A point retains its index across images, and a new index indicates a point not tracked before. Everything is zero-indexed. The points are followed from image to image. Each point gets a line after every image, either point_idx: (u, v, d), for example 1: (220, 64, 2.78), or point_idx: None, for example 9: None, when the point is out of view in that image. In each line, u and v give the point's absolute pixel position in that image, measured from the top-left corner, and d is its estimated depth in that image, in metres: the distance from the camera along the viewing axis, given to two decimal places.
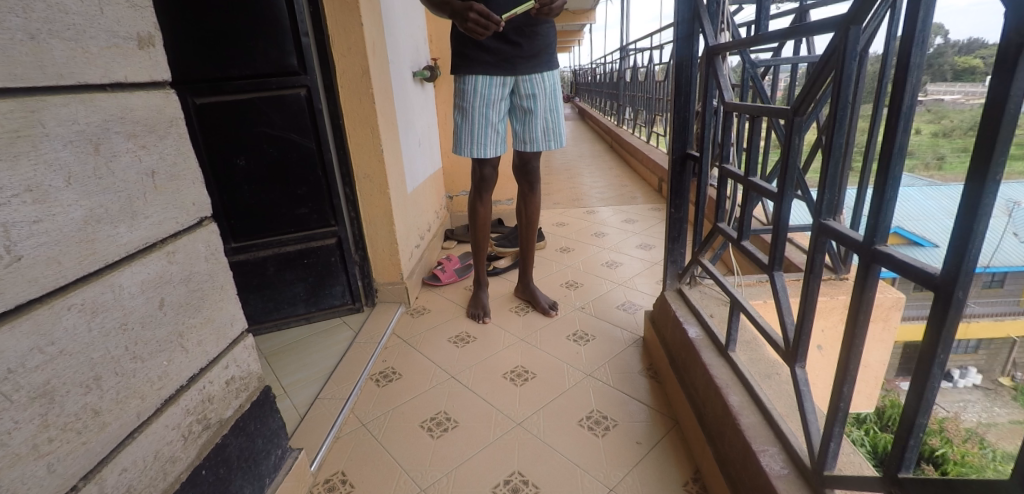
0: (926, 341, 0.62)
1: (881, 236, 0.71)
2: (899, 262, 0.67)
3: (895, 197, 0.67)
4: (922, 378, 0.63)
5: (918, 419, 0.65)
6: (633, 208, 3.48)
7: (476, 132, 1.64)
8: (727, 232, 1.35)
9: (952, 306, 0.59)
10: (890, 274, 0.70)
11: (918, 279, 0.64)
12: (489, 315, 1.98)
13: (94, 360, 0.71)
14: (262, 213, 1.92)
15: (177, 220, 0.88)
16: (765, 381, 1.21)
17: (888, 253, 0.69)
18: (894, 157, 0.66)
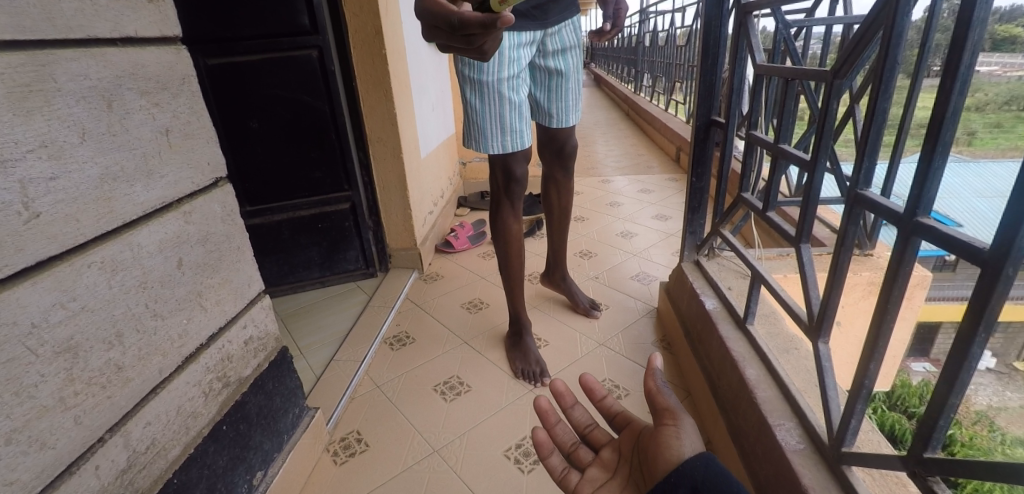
0: (967, 321, 0.60)
1: (924, 207, 0.69)
2: (943, 237, 0.65)
3: (943, 166, 0.65)
4: (959, 358, 0.62)
5: (950, 400, 0.64)
6: (650, 178, 3.40)
7: (509, 115, 1.33)
8: (752, 202, 1.32)
9: (998, 282, 0.56)
10: (931, 248, 0.68)
11: (969, 256, 0.61)
12: (548, 374, 1.45)
13: (115, 316, 0.72)
14: (277, 176, 1.92)
15: (193, 180, 0.87)
16: (783, 356, 1.20)
17: (930, 227, 0.67)
18: (947, 122, 0.63)
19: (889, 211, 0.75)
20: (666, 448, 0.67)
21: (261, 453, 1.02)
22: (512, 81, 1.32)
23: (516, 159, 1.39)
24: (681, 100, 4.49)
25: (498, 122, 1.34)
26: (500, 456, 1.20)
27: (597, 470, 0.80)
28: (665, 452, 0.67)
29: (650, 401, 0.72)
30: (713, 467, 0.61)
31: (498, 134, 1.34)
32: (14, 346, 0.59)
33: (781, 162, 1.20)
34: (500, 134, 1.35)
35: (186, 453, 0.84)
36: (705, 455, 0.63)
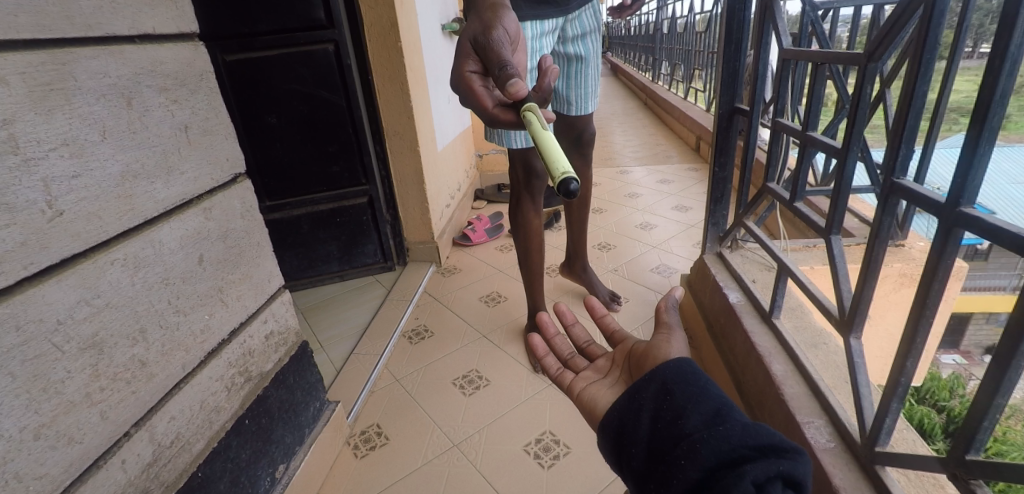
0: (1016, 317, 0.57)
1: (968, 197, 0.65)
2: (988, 227, 0.61)
3: (990, 152, 0.61)
4: (1007, 357, 0.58)
5: (996, 400, 0.61)
6: (669, 168, 3.34)
7: None
8: (778, 193, 1.27)
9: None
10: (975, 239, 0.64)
11: (1015, 246, 0.58)
12: None
13: (139, 312, 0.72)
14: (295, 171, 1.93)
15: (213, 176, 0.88)
16: (811, 351, 1.16)
17: (974, 217, 0.63)
18: (995, 105, 0.59)
19: (929, 201, 0.72)
20: (657, 351, 0.67)
21: (283, 446, 1.03)
22: None
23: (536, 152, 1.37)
24: (701, 88, 4.40)
25: None
26: (519, 451, 1.19)
27: (591, 372, 0.80)
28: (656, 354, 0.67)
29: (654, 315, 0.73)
30: (688, 367, 0.61)
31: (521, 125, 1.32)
32: (40, 343, 0.59)
33: (810, 150, 1.15)
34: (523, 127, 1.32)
35: (210, 447, 0.85)
36: (681, 358, 0.63)
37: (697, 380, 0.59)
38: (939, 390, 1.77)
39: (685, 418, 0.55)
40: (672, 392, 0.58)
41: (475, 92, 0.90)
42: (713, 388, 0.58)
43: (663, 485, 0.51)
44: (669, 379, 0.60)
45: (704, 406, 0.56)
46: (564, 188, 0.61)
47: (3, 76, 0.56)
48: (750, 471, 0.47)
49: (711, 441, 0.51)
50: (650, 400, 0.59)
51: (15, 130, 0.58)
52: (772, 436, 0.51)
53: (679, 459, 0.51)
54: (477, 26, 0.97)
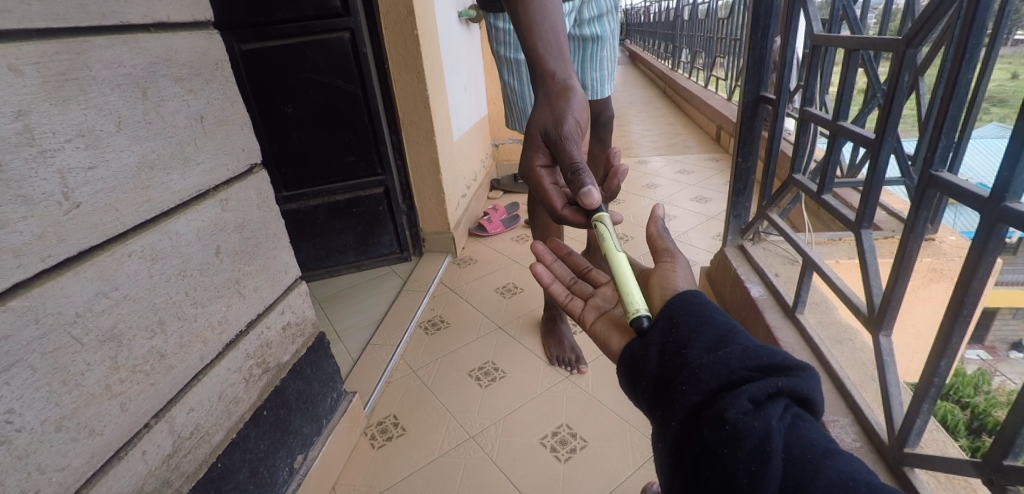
0: None
1: (1015, 192, 0.63)
2: None
3: None
4: None
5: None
6: (688, 158, 3.27)
7: None
8: (805, 184, 1.23)
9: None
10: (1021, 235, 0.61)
11: None
12: (585, 361, 1.42)
13: (157, 304, 0.72)
14: (312, 161, 1.93)
15: (229, 167, 0.87)
16: (836, 348, 1.12)
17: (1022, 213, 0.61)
18: None
19: (970, 195, 0.69)
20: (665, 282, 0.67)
21: (301, 437, 1.03)
22: None
23: None
24: (722, 76, 4.29)
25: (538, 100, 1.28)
26: (535, 443, 1.18)
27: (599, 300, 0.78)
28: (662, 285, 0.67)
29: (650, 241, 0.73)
30: (693, 298, 0.59)
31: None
32: (59, 336, 0.59)
33: (840, 140, 1.10)
34: None
35: (229, 437, 0.85)
36: (688, 290, 0.60)
37: (702, 310, 0.57)
38: (963, 386, 1.69)
39: (690, 347, 0.53)
40: (677, 325, 0.56)
41: (546, 188, 0.89)
42: (719, 316, 0.56)
43: (668, 410, 0.50)
44: (675, 311, 0.58)
45: (708, 334, 0.54)
46: (634, 329, 0.60)
47: (18, 66, 0.56)
48: (747, 389, 0.46)
49: (713, 368, 0.49)
50: (656, 333, 0.57)
51: (31, 121, 0.57)
52: (775, 357, 0.49)
53: (680, 386, 0.49)
54: (546, 116, 0.92)
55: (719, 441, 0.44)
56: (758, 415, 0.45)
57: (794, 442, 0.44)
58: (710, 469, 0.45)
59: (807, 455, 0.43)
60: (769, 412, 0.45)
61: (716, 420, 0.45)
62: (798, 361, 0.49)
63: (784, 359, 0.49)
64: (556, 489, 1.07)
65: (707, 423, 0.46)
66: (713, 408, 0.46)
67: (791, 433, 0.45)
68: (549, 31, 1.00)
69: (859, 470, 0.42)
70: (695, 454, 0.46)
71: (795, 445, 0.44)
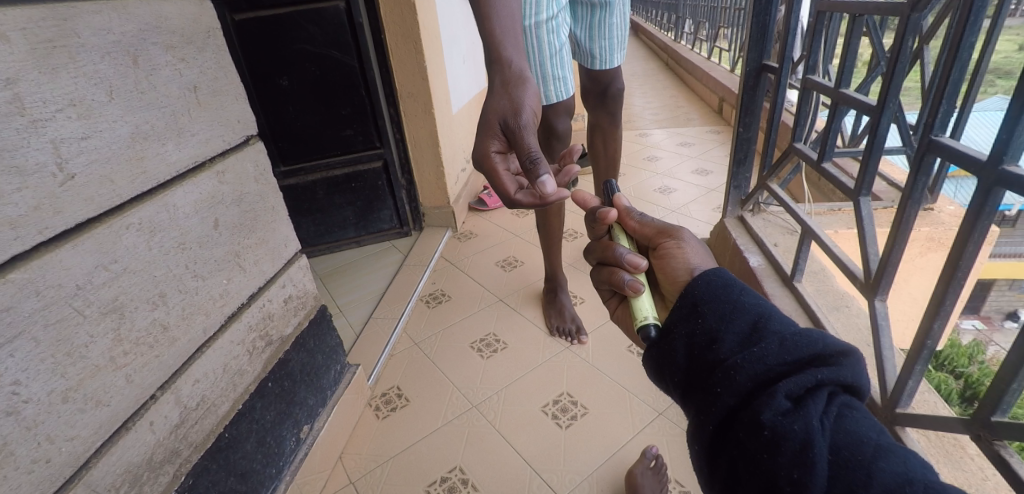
0: None
1: (1012, 154, 0.62)
2: None
3: None
4: None
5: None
6: (690, 131, 3.23)
7: (551, 63, 1.16)
8: (805, 153, 1.21)
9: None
10: (1015, 198, 0.62)
11: None
12: (584, 330, 1.43)
13: (157, 277, 0.72)
14: (308, 135, 1.90)
15: (224, 138, 0.86)
16: (833, 314, 1.13)
17: (1018, 175, 0.60)
18: None
19: (970, 158, 0.68)
20: (673, 262, 0.64)
21: (306, 408, 1.04)
22: (554, 23, 1.13)
23: (559, 113, 1.25)
24: (726, 47, 4.20)
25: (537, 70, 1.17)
26: (537, 411, 1.20)
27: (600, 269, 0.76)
28: (673, 265, 0.64)
29: (637, 233, 0.71)
30: (720, 278, 0.56)
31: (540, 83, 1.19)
32: (61, 308, 0.59)
33: (842, 108, 1.08)
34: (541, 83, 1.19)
35: (236, 408, 0.86)
36: (711, 270, 0.57)
37: (730, 293, 0.54)
38: (957, 357, 1.71)
39: (720, 340, 0.51)
40: (704, 315, 0.53)
41: (504, 181, 0.80)
42: (748, 298, 0.53)
43: (704, 413, 0.48)
44: (700, 298, 0.55)
45: (738, 323, 0.51)
46: (642, 339, 0.59)
47: (4, 32, 0.54)
48: (784, 386, 0.45)
49: (746, 366, 0.47)
50: (683, 325, 0.55)
51: (20, 90, 0.56)
52: (813, 346, 0.47)
53: (715, 386, 0.48)
54: (503, 102, 0.81)
55: (759, 446, 0.43)
56: (797, 415, 0.43)
57: (841, 434, 0.43)
58: (749, 474, 0.43)
59: (857, 457, 0.41)
60: (809, 409, 0.43)
61: (754, 424, 0.44)
62: (839, 346, 0.47)
63: (822, 348, 0.47)
64: (556, 453, 1.10)
65: (744, 425, 0.45)
66: (749, 410, 0.45)
67: (838, 427, 0.43)
68: (505, 18, 0.92)
69: (913, 471, 0.39)
70: (733, 457, 0.45)
71: (844, 444, 0.42)
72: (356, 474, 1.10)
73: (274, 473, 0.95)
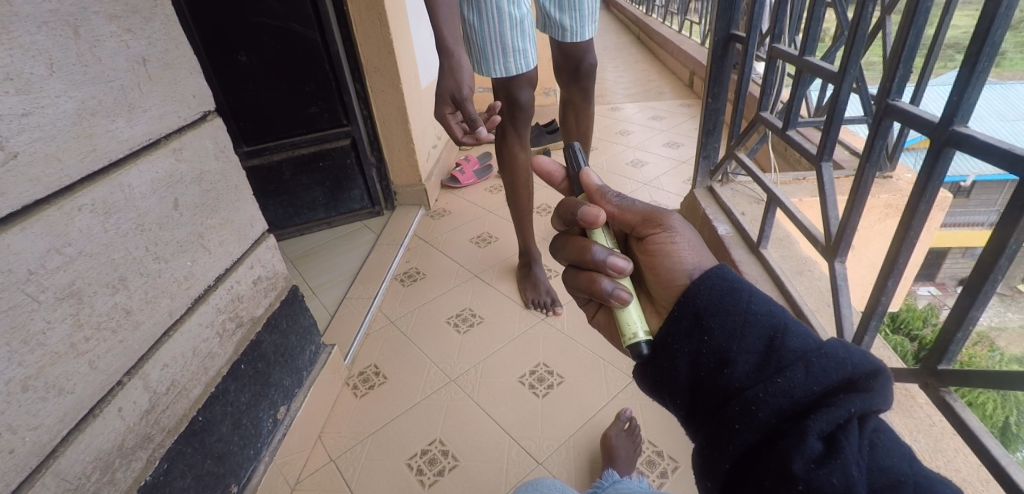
0: (994, 237, 0.60)
1: (962, 116, 0.65)
2: (977, 144, 0.62)
3: (987, 71, 0.61)
4: (984, 271, 0.62)
5: (971, 313, 0.65)
6: (660, 104, 3.25)
7: (511, 36, 1.14)
8: (771, 122, 1.23)
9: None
10: (964, 156, 0.65)
11: (1002, 161, 0.58)
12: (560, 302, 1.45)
13: (116, 260, 0.69)
14: (271, 113, 1.84)
15: (179, 114, 0.82)
16: (796, 278, 1.17)
17: (967, 135, 0.63)
18: (997, 22, 0.58)
19: (920, 120, 0.71)
20: (669, 264, 0.58)
21: (282, 389, 1.04)
22: None
23: (520, 83, 1.23)
24: (696, 20, 4.20)
25: (498, 41, 1.14)
26: (514, 382, 1.22)
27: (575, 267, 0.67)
28: (668, 265, 0.58)
29: (618, 220, 0.63)
30: (723, 285, 0.50)
31: (500, 55, 1.16)
32: (13, 294, 0.57)
33: (806, 76, 1.11)
34: (502, 55, 1.16)
35: (208, 391, 0.85)
36: (711, 273, 0.51)
37: (737, 302, 0.49)
38: (913, 320, 1.81)
39: (732, 363, 0.46)
40: (710, 332, 0.48)
41: (453, 130, 1.02)
42: (757, 308, 0.48)
43: (721, 449, 0.44)
44: (704, 311, 0.49)
45: (751, 341, 0.46)
46: (633, 357, 0.54)
47: None
48: (815, 424, 0.40)
49: (768, 400, 0.42)
50: (686, 342, 0.50)
51: None
52: (840, 368, 0.42)
53: (732, 422, 0.44)
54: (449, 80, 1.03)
55: None
56: (832, 460, 0.38)
57: (876, 472, 0.38)
58: None
59: None
60: (846, 452, 0.38)
61: (783, 474, 0.39)
62: (868, 368, 0.42)
63: (850, 370, 0.42)
64: (534, 422, 1.12)
65: (769, 469, 0.40)
66: (773, 450, 0.41)
67: (872, 464, 0.39)
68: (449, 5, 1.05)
69: None
70: None
71: (882, 487, 0.37)
72: (336, 453, 1.10)
73: (253, 455, 0.95)
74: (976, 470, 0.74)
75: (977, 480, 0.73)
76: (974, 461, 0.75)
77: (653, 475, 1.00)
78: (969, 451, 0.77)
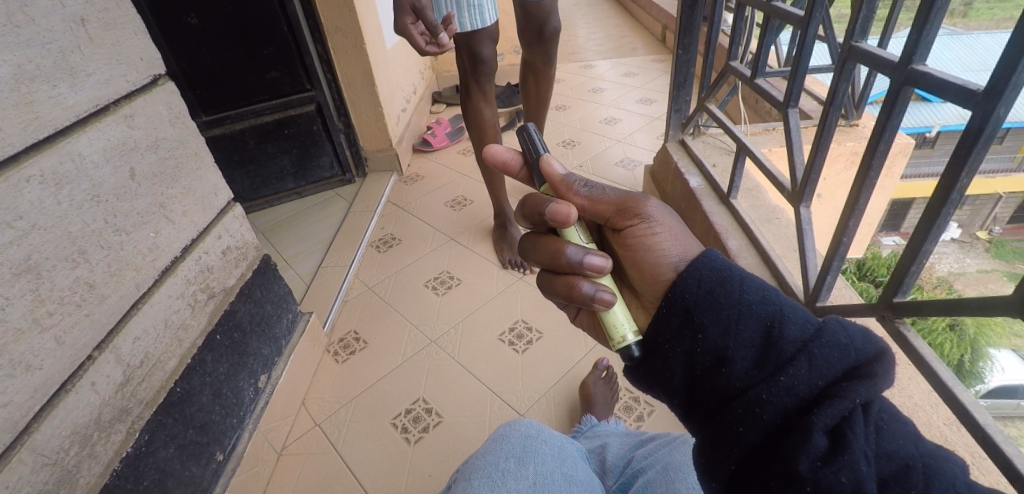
0: (948, 172, 0.62)
1: (921, 54, 0.67)
2: (935, 81, 0.63)
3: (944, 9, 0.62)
4: (937, 206, 0.64)
5: (924, 247, 0.68)
6: (633, 60, 3.21)
7: None
8: (740, 71, 1.24)
9: (987, 124, 0.57)
10: (922, 94, 0.67)
11: (959, 96, 0.61)
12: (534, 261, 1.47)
13: (73, 233, 0.67)
14: (230, 79, 1.75)
15: (127, 78, 0.78)
16: (765, 227, 1.21)
17: (925, 73, 0.65)
18: None
19: (882, 61, 0.73)
20: (651, 255, 0.57)
21: (261, 358, 1.03)
22: None
23: (481, 39, 1.22)
24: None
25: None
26: (494, 340, 1.25)
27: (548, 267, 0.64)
28: (651, 259, 0.57)
29: (590, 212, 0.61)
30: (712, 279, 0.50)
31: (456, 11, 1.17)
32: None
33: (773, 24, 1.10)
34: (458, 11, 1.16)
35: (184, 363, 0.84)
36: (699, 266, 0.51)
37: (729, 297, 0.49)
38: None
39: (730, 362, 0.47)
40: (703, 330, 0.49)
41: (416, 40, 1.03)
42: (750, 299, 0.48)
43: (725, 451, 0.45)
44: (695, 307, 0.50)
45: (745, 337, 0.47)
46: (624, 360, 0.55)
47: None
48: (820, 421, 0.41)
49: (770, 399, 0.43)
50: (678, 342, 0.51)
51: None
52: (841, 358, 0.42)
53: (736, 425, 0.44)
54: None
55: None
56: (840, 455, 0.39)
57: (884, 458, 0.39)
58: None
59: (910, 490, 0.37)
60: (854, 446, 0.39)
61: (791, 475, 0.40)
62: (871, 352, 0.42)
63: (854, 357, 0.42)
64: (514, 377, 1.15)
65: (777, 470, 0.41)
66: (779, 450, 0.42)
67: (880, 451, 0.40)
68: None
69: None
70: None
71: (890, 475, 0.38)
72: (320, 417, 1.12)
73: (236, 423, 0.95)
74: (927, 395, 0.79)
75: (927, 404, 0.78)
76: (925, 387, 0.80)
77: (630, 419, 1.05)
78: (920, 378, 0.82)
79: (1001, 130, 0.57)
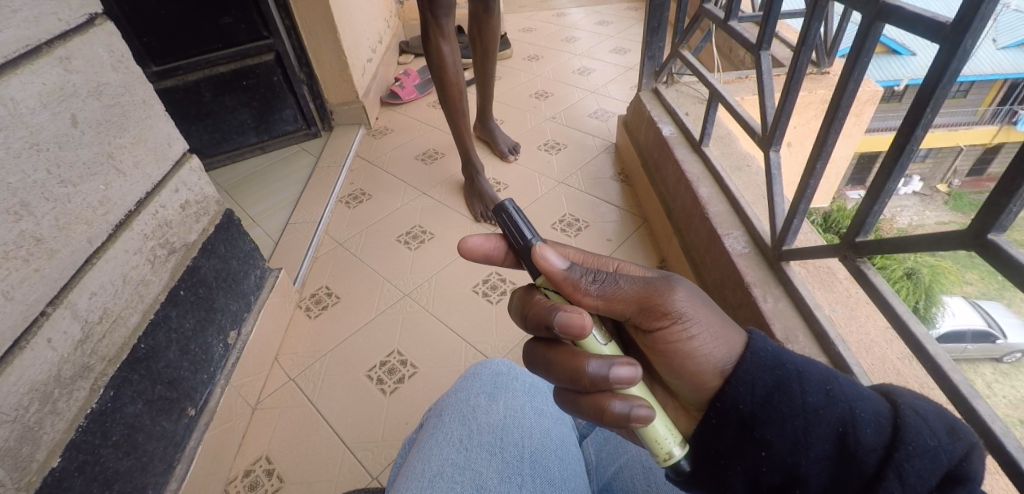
0: (913, 110, 0.63)
1: None
2: (907, 15, 0.64)
3: None
4: (899, 146, 0.66)
5: (887, 187, 0.70)
6: (607, 8, 3.13)
7: None
8: (712, 13, 1.21)
9: (954, 58, 0.57)
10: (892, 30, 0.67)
11: (928, 32, 0.61)
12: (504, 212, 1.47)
13: (13, 184, 0.63)
14: (178, 25, 1.63)
15: (59, 16, 0.71)
16: (735, 174, 1.22)
17: (896, 8, 0.65)
18: None
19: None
20: (690, 362, 0.51)
21: (230, 313, 1.02)
22: None
23: None
24: None
25: None
26: (467, 292, 1.25)
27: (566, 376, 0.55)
28: (692, 366, 0.51)
29: (607, 311, 0.52)
30: (768, 383, 0.46)
31: None
32: None
33: None
34: None
35: (147, 319, 0.82)
36: (750, 364, 0.47)
37: (790, 405, 0.45)
38: None
39: (802, 482, 0.43)
40: (768, 446, 0.45)
41: None
42: (814, 403, 0.44)
43: None
44: (753, 419, 0.46)
45: (815, 451, 0.43)
46: (675, 475, 0.49)
47: None
48: None
49: None
50: (739, 459, 0.46)
51: None
52: (933, 471, 0.39)
53: None
54: None
55: None
56: None
57: None
58: None
59: None
60: None
61: None
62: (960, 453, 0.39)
63: (945, 463, 0.39)
64: (489, 326, 1.17)
65: None
66: None
67: None
68: None
69: None
70: None
71: None
72: (294, 372, 1.12)
73: (207, 379, 0.94)
74: (883, 331, 0.84)
75: (882, 340, 0.83)
76: (881, 324, 0.85)
77: None
78: (877, 315, 0.87)
79: (958, 78, 0.59)
